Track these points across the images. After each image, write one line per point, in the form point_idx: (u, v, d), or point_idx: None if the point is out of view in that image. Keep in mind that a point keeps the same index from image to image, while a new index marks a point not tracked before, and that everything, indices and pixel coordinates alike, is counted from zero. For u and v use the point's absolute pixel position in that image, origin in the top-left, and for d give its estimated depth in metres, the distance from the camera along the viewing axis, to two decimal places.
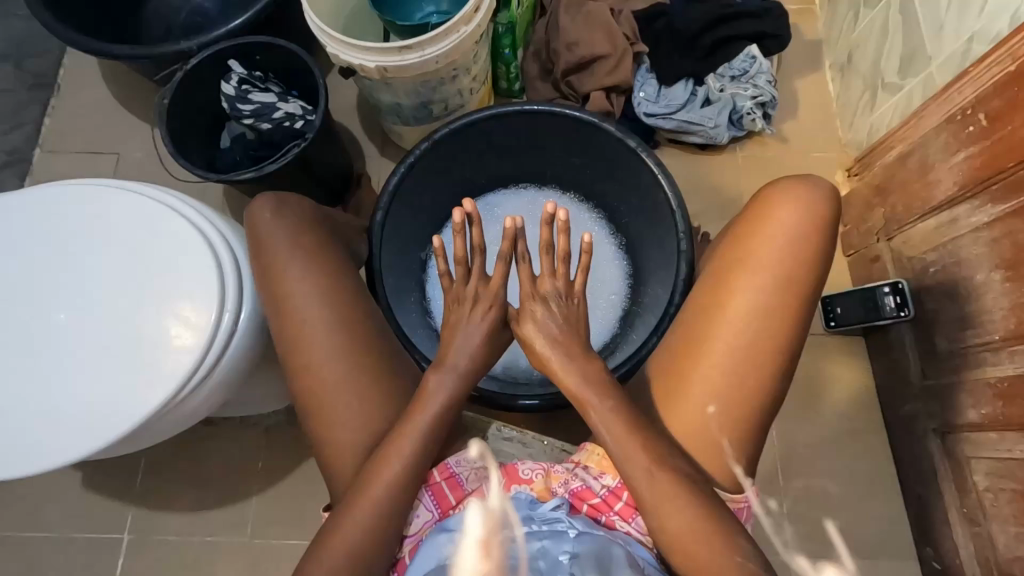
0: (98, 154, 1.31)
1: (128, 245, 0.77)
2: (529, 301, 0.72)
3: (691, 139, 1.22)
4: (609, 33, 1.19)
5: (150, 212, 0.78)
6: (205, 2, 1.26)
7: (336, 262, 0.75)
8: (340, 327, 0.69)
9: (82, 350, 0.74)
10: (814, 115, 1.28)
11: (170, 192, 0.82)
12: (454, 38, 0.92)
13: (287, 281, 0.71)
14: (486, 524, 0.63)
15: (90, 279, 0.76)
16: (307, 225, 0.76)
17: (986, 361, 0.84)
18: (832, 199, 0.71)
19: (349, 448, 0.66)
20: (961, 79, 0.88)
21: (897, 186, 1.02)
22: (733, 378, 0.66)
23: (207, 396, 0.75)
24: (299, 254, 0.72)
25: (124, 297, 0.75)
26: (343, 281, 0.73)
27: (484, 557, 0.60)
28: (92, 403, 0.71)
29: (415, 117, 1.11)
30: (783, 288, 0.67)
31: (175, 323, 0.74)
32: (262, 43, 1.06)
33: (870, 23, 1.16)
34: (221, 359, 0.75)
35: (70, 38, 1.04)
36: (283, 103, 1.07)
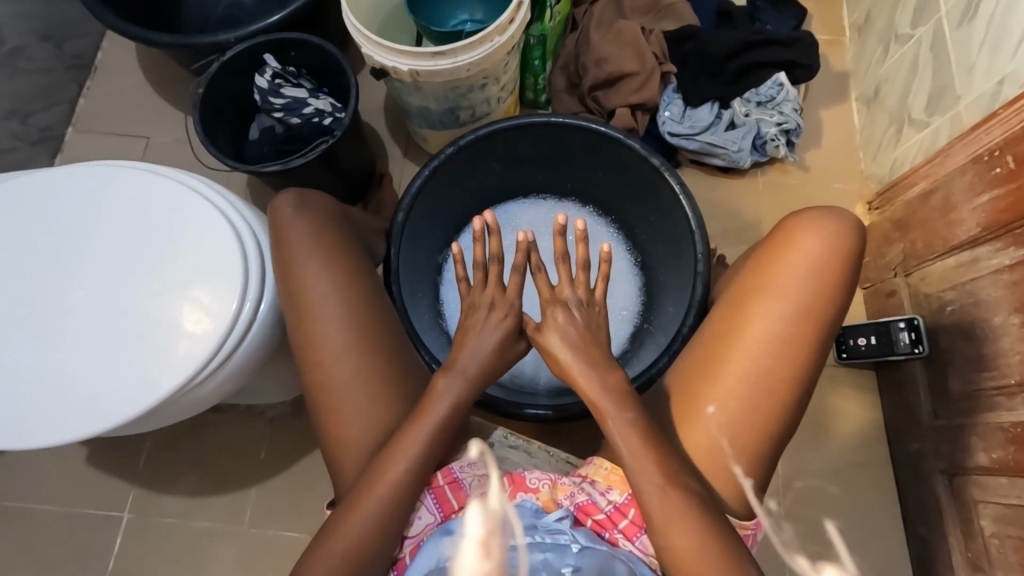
0: (130, 138, 1.33)
1: (155, 229, 0.79)
2: (550, 307, 0.72)
3: (713, 162, 1.23)
4: (639, 51, 1.20)
5: (179, 197, 0.80)
6: None
7: (356, 261, 0.76)
8: (357, 324, 0.70)
9: (103, 330, 0.75)
10: (837, 145, 1.29)
11: (198, 180, 0.83)
12: (487, 47, 0.93)
13: (303, 276, 0.72)
14: (486, 524, 0.63)
15: (116, 260, 0.78)
16: (327, 223, 0.77)
17: (999, 404, 0.83)
18: (857, 230, 0.71)
19: (357, 445, 0.67)
20: (990, 120, 0.88)
21: (918, 222, 1.01)
22: (745, 402, 0.66)
23: (223, 381, 0.76)
24: (318, 251, 0.73)
25: (150, 279, 0.77)
26: (361, 281, 0.74)
27: (484, 557, 0.60)
28: (109, 383, 0.72)
29: (441, 122, 1.12)
30: (800, 316, 0.67)
31: (197, 309, 0.75)
32: (299, 40, 1.08)
33: (900, 59, 1.16)
34: (238, 347, 0.76)
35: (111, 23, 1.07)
36: (314, 99, 1.10)
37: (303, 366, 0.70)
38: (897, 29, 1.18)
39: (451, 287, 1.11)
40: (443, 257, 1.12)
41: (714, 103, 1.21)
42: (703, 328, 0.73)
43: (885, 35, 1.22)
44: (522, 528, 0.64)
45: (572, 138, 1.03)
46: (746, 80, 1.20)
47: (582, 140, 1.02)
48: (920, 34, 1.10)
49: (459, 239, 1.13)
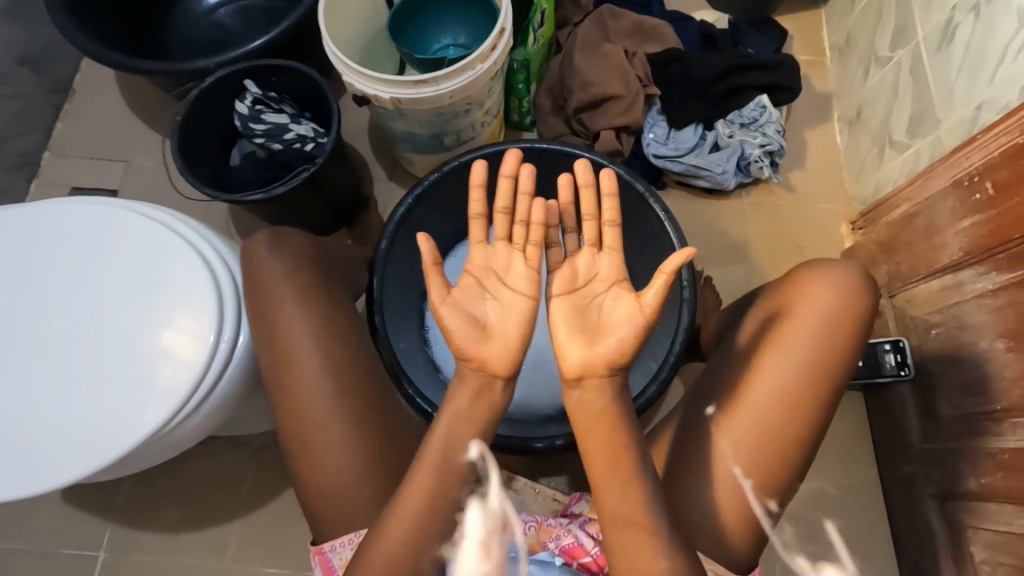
0: (109, 162, 1.31)
1: (128, 267, 0.76)
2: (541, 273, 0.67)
3: (699, 183, 1.23)
4: (623, 75, 1.20)
5: (153, 234, 0.78)
6: (226, 17, 1.27)
7: (332, 298, 0.74)
8: (334, 363, 0.69)
9: (74, 374, 0.72)
10: (820, 165, 1.29)
11: (169, 213, 0.81)
12: (470, 75, 0.92)
13: (280, 318, 0.70)
14: (487, 524, 0.60)
15: (87, 300, 0.75)
16: (301, 261, 0.75)
17: (988, 430, 0.83)
18: (864, 283, 0.71)
19: (336, 490, 0.65)
20: (968, 147, 0.88)
21: (902, 245, 1.02)
22: (756, 456, 0.65)
23: (202, 421, 0.74)
24: (291, 290, 0.71)
25: (123, 319, 0.74)
26: (337, 317, 0.72)
27: (484, 558, 0.58)
28: (79, 430, 0.70)
29: (426, 146, 1.11)
30: (809, 361, 0.67)
31: (173, 348, 0.73)
32: (280, 66, 1.07)
33: (880, 81, 1.18)
34: (214, 389, 0.73)
35: (88, 48, 1.05)
36: (296, 124, 1.08)
37: (279, 409, 0.68)
38: (877, 52, 1.19)
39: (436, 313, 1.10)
40: None
41: (699, 125, 1.21)
42: (713, 371, 0.73)
43: (865, 57, 1.24)
44: (520, 529, 0.62)
45: (557, 163, 1.02)
46: (730, 102, 1.21)
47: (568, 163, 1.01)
48: (899, 57, 1.12)
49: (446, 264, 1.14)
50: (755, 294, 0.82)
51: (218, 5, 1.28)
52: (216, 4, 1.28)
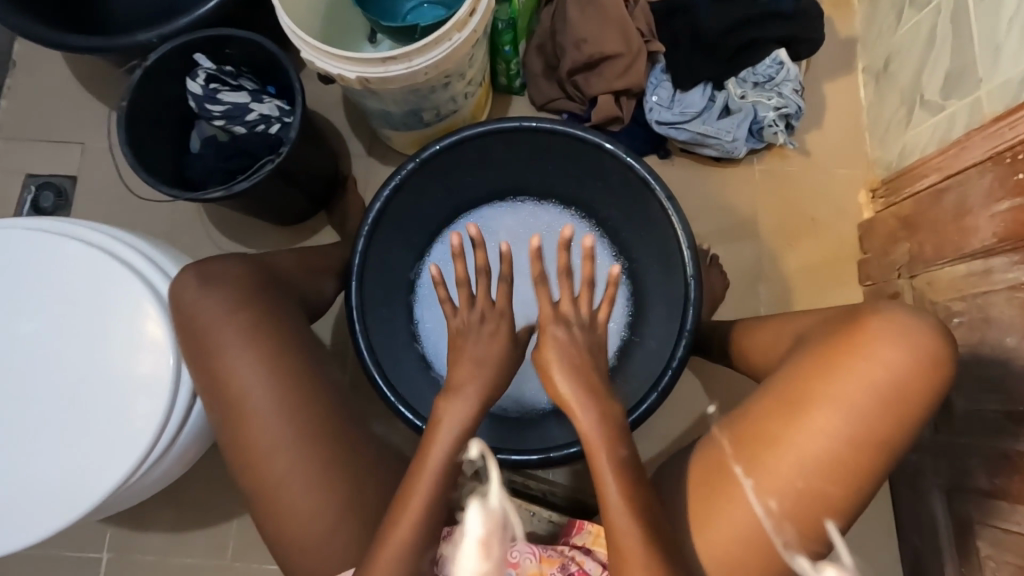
0: (61, 143, 1.20)
1: (72, 303, 0.70)
2: (550, 324, 0.70)
3: (706, 152, 1.12)
4: (622, 30, 1.06)
5: (92, 265, 0.71)
6: None
7: (281, 331, 0.67)
8: (285, 406, 0.64)
9: (34, 416, 0.68)
10: (840, 124, 1.18)
11: (112, 234, 0.74)
12: (446, 47, 0.81)
13: (226, 368, 0.64)
14: (486, 524, 0.60)
15: (32, 343, 0.70)
16: (241, 298, 0.67)
17: (1005, 429, 0.79)
18: (938, 342, 0.62)
19: (312, 541, 0.63)
20: (1014, 115, 0.79)
21: (927, 223, 0.94)
22: (790, 512, 0.61)
23: (174, 461, 0.71)
24: (234, 334, 0.65)
25: (78, 355, 0.69)
26: (290, 360, 0.66)
27: (484, 558, 0.60)
28: (41, 484, 0.66)
29: (404, 123, 1.01)
30: (840, 413, 0.61)
31: (136, 384, 0.68)
32: (233, 36, 0.94)
33: (915, 29, 1.04)
34: (184, 428, 0.70)
35: (13, 24, 0.93)
36: (258, 103, 0.97)
37: (232, 456, 0.65)
38: None
39: (426, 305, 1.05)
40: (415, 273, 1.06)
41: (709, 84, 1.09)
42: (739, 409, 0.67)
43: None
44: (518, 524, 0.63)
45: (549, 142, 0.94)
46: (745, 56, 1.07)
47: (559, 145, 0.94)
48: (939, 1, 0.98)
49: (431, 252, 1.07)
50: (805, 324, 0.73)
51: None
52: None
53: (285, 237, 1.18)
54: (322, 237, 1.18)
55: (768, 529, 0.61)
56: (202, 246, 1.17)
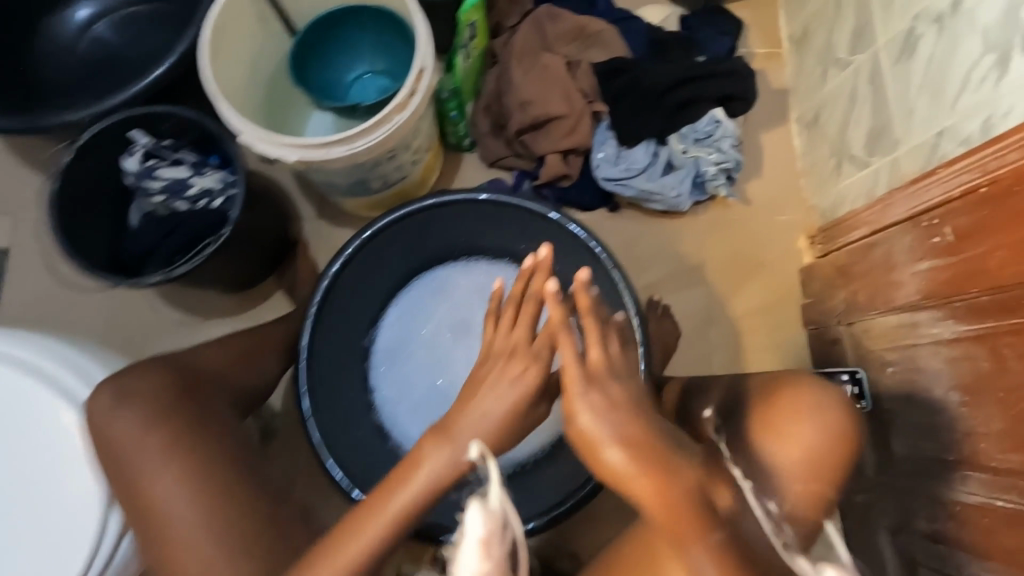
0: None
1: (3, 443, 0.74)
2: (579, 385, 0.59)
3: (653, 204, 1.15)
4: (566, 92, 1.09)
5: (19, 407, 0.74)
6: (105, 31, 1.12)
7: (200, 438, 0.72)
8: (206, 525, 0.68)
9: None
10: (778, 172, 1.23)
11: (33, 348, 0.75)
12: (387, 129, 0.81)
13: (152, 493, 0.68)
14: (487, 524, 0.51)
15: None
16: (166, 422, 0.71)
17: (941, 477, 0.83)
18: (851, 418, 0.70)
19: None
20: (928, 178, 0.85)
21: (860, 273, 0.98)
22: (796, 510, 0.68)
23: None
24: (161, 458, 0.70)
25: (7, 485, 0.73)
26: (216, 483, 0.70)
27: (484, 557, 0.51)
28: None
29: (351, 191, 1.00)
30: (781, 428, 0.70)
31: (77, 493, 0.73)
32: (169, 113, 0.92)
33: (839, 86, 1.10)
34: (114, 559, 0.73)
35: None
36: (199, 176, 0.97)
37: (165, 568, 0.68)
38: (836, 52, 1.10)
39: (382, 374, 1.05)
40: (370, 340, 1.05)
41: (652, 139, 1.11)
42: (728, 418, 0.74)
43: (824, 56, 1.15)
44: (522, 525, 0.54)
45: (489, 213, 1.00)
46: (685, 113, 1.10)
47: (505, 225, 1.01)
48: (859, 63, 1.04)
49: (386, 316, 1.07)
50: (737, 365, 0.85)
51: (93, 19, 1.12)
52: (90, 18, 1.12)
53: (234, 303, 1.15)
54: (273, 303, 1.15)
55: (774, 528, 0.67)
56: (147, 318, 1.13)
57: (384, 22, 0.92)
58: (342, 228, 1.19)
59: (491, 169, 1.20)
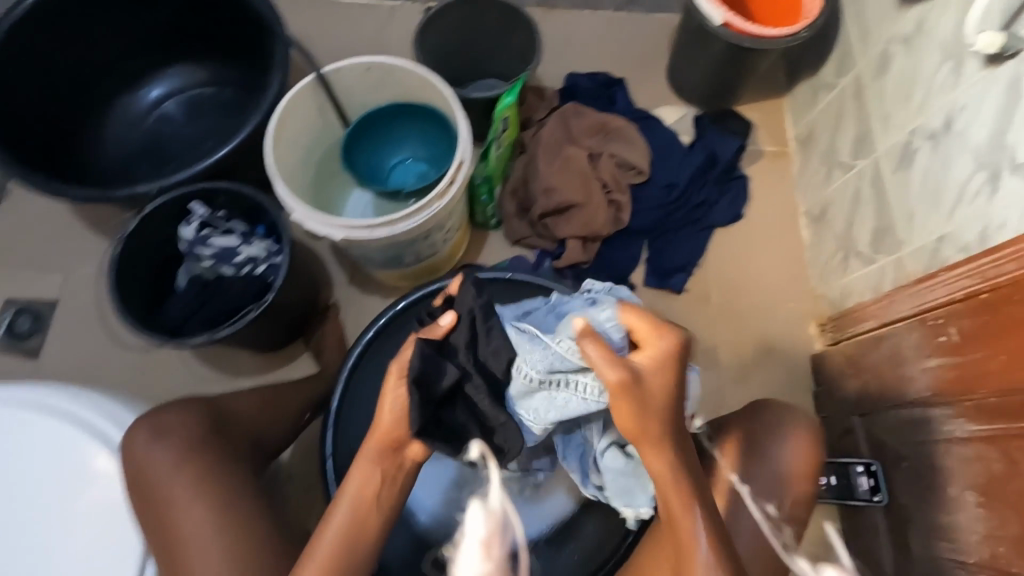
0: (44, 270, 1.22)
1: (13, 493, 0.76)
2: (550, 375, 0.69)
3: (535, 409, 0.69)
4: (586, 181, 1.20)
5: (65, 439, 0.76)
6: (171, 108, 1.28)
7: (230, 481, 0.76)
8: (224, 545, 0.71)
9: None
10: (787, 259, 1.29)
11: (69, 395, 0.79)
12: (426, 213, 0.90)
13: (177, 525, 0.72)
14: (488, 525, 0.62)
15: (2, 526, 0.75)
16: (191, 454, 0.76)
17: None
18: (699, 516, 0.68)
19: None
20: (930, 280, 0.90)
21: (872, 366, 1.02)
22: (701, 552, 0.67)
23: None
24: (191, 490, 0.73)
25: (13, 553, 0.74)
26: (241, 508, 0.75)
27: (486, 557, 0.60)
28: None
29: (386, 264, 1.08)
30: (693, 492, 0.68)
31: (82, 532, 0.74)
32: (228, 188, 1.02)
33: (843, 186, 1.18)
34: None
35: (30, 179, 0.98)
36: (247, 245, 1.04)
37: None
38: (839, 155, 1.19)
39: None
40: None
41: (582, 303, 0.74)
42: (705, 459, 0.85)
43: (827, 157, 1.24)
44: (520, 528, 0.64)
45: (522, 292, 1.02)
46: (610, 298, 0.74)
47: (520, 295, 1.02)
48: (860, 168, 1.12)
49: None
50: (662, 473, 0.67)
51: (162, 96, 1.29)
52: (160, 97, 1.28)
53: (262, 361, 1.18)
54: (300, 363, 1.18)
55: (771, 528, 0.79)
56: (176, 373, 1.16)
57: (430, 119, 1.03)
58: (370, 295, 1.23)
59: (515, 247, 1.26)
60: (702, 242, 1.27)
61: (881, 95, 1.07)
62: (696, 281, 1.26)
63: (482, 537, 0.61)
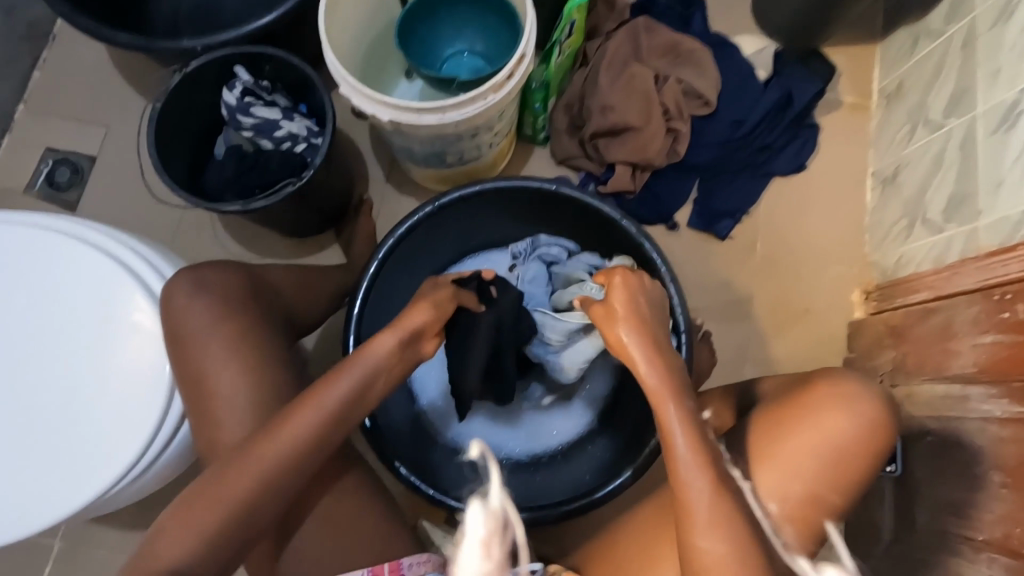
0: (85, 124, 1.21)
1: (44, 324, 0.77)
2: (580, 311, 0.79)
3: (567, 356, 0.92)
4: (648, 104, 1.12)
5: (103, 278, 0.77)
6: None
7: (261, 344, 0.76)
8: (246, 402, 0.73)
9: (26, 416, 0.74)
10: (843, 221, 1.21)
11: (116, 238, 0.80)
12: (480, 106, 0.85)
13: (201, 376, 0.72)
14: (487, 524, 0.51)
15: (30, 354, 0.76)
16: (222, 312, 0.76)
17: (961, 554, 0.80)
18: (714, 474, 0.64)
19: None
20: (1006, 254, 0.83)
21: (914, 338, 0.97)
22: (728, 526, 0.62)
23: (154, 477, 0.78)
24: (216, 343, 0.73)
25: (39, 381, 0.75)
26: (266, 370, 0.74)
27: (485, 558, 0.50)
28: (20, 491, 0.72)
29: (427, 161, 1.03)
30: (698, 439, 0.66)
31: (115, 368, 0.76)
32: (275, 56, 0.98)
33: (925, 147, 1.08)
34: (165, 451, 0.76)
35: (84, 27, 0.98)
36: (288, 120, 1.00)
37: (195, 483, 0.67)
38: (928, 112, 1.08)
39: None
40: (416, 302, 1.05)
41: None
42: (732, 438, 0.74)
43: (914, 114, 1.13)
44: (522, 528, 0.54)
45: (562, 206, 0.97)
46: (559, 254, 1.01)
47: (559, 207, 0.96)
48: (951, 128, 1.02)
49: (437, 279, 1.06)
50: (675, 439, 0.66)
51: None
52: None
53: (291, 246, 1.17)
54: (328, 254, 1.17)
55: (771, 529, 0.67)
56: (207, 245, 1.17)
57: (494, 8, 0.96)
58: (405, 196, 1.20)
59: (560, 166, 1.20)
60: (757, 189, 1.19)
61: (995, 46, 0.95)
62: (743, 230, 1.20)
63: (482, 537, 0.50)
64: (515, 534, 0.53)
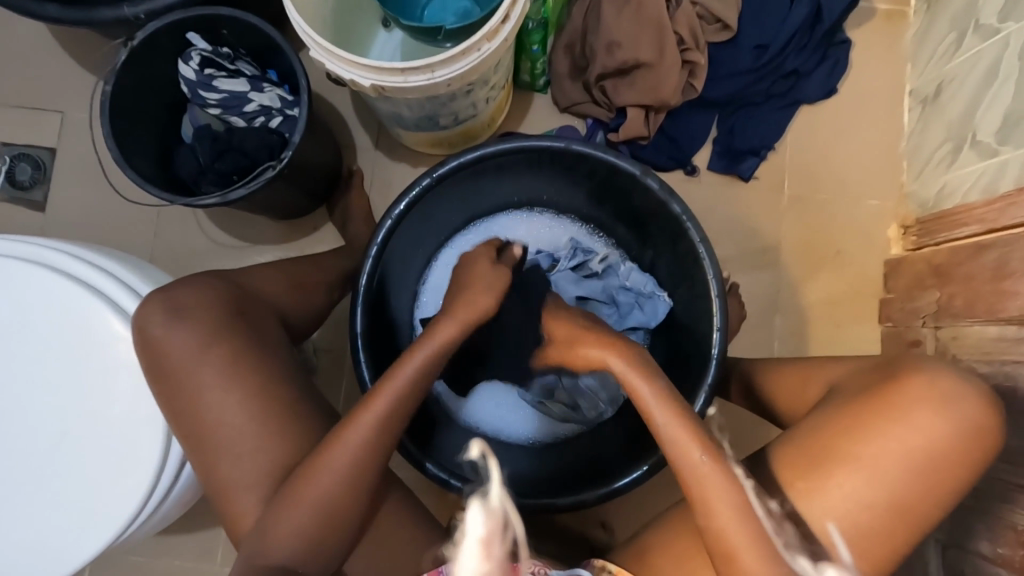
0: (37, 114, 1.09)
1: (28, 354, 0.71)
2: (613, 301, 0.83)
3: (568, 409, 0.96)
4: (660, 34, 0.99)
5: (82, 299, 0.71)
6: None
7: (260, 357, 0.70)
8: (254, 419, 0.68)
9: (28, 452, 0.70)
10: (878, 149, 1.11)
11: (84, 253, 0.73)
12: (473, 59, 0.73)
13: (203, 396, 0.67)
14: (488, 522, 0.47)
15: (19, 387, 0.71)
16: (211, 327, 0.69)
17: (1015, 502, 0.76)
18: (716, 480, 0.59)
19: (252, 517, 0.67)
20: None
21: (962, 277, 0.90)
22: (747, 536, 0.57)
23: (174, 499, 0.74)
24: (212, 360, 0.68)
25: (34, 415, 0.71)
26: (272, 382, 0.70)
27: (484, 560, 0.45)
28: (36, 529, 0.69)
29: (418, 126, 0.93)
30: (710, 458, 0.60)
31: (114, 392, 0.71)
32: (230, 17, 0.85)
33: (974, 58, 0.96)
34: (179, 474, 0.73)
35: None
36: (256, 92, 0.89)
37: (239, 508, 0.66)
38: (979, 16, 0.95)
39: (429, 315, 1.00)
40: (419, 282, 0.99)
41: (617, 291, 0.94)
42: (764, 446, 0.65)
43: (960, 20, 0.99)
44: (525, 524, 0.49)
45: (572, 164, 0.87)
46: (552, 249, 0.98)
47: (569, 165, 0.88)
48: (1007, 34, 0.89)
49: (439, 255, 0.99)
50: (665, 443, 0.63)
51: None
52: None
53: (281, 230, 1.09)
54: (323, 235, 1.09)
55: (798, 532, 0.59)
56: (192, 237, 1.09)
57: None
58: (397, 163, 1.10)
59: (564, 115, 1.08)
60: (783, 122, 1.08)
61: None
62: (768, 169, 1.10)
63: (481, 537, 0.46)
64: (516, 532, 0.48)
